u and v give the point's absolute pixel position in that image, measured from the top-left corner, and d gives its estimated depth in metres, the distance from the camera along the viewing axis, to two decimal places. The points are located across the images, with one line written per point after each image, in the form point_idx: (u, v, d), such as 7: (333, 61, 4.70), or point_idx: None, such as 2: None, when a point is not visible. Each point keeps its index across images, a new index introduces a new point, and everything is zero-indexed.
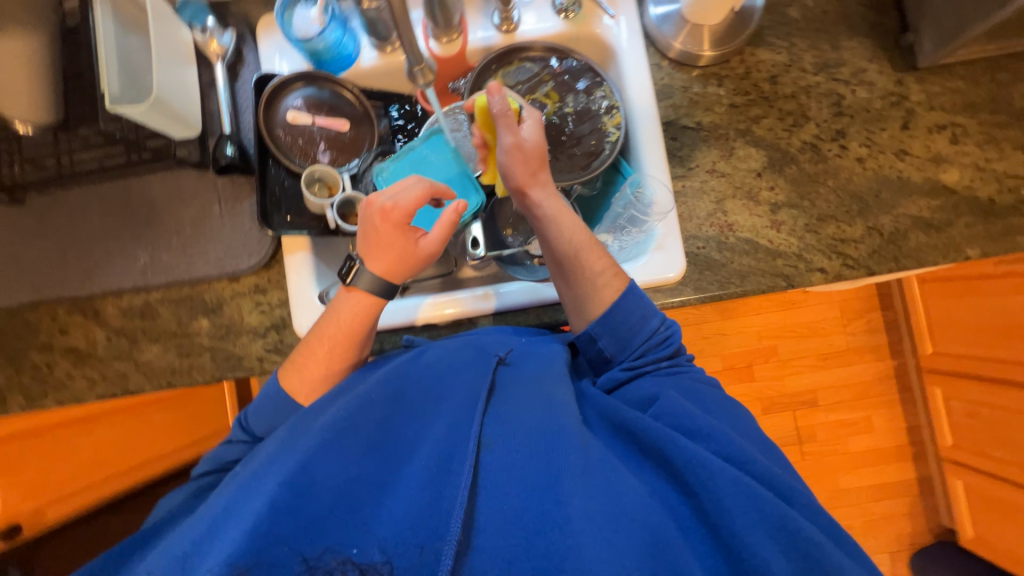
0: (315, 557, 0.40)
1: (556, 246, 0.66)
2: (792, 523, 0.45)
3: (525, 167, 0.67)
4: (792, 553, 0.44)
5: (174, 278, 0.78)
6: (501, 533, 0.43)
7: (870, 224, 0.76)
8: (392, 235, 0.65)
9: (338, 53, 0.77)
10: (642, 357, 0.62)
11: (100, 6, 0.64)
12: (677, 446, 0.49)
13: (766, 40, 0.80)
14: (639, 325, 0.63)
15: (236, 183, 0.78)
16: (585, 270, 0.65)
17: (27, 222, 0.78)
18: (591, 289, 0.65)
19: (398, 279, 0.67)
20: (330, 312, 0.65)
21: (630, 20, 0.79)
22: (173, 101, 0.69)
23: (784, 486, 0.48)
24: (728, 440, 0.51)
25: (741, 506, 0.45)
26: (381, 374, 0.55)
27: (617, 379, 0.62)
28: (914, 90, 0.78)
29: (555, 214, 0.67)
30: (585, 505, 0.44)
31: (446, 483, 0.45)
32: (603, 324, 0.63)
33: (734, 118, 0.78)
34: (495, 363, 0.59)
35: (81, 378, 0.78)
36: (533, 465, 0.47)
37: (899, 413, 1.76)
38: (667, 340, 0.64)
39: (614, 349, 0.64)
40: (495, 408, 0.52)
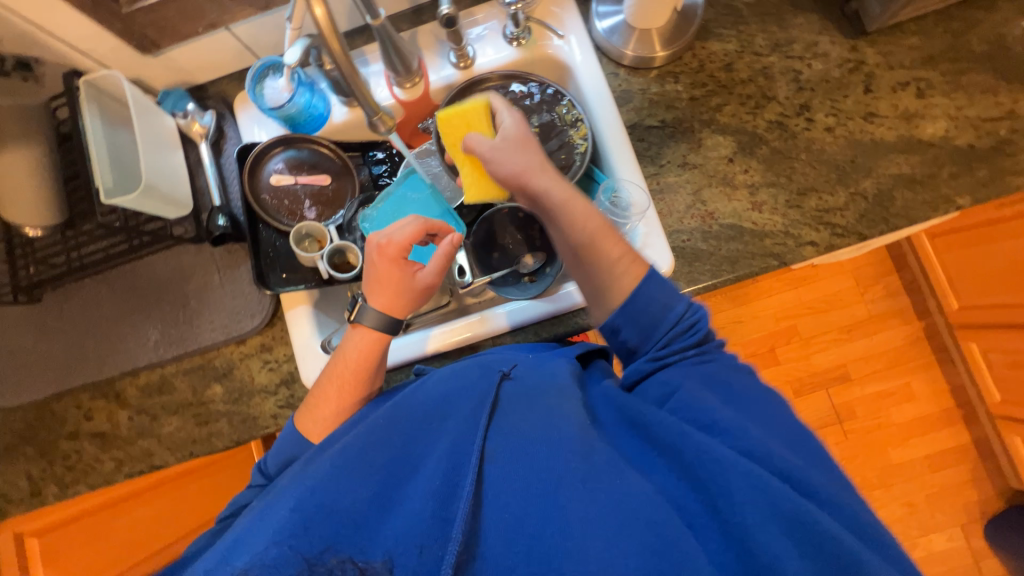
0: (315, 557, 0.42)
1: (571, 234, 0.63)
2: (806, 516, 0.42)
3: (518, 160, 0.67)
4: (810, 549, 0.42)
5: (185, 350, 0.81)
6: (501, 540, 0.45)
7: (852, 190, 0.76)
8: (390, 270, 0.66)
9: (310, 114, 0.80)
10: (667, 347, 0.56)
11: (88, 110, 0.69)
12: (689, 438, 0.48)
13: (715, 32, 0.82)
14: (662, 313, 0.57)
15: (232, 251, 0.82)
16: (598, 256, 0.61)
17: (47, 318, 0.82)
18: (608, 275, 0.60)
19: (399, 313, 0.67)
20: (339, 354, 0.67)
21: (580, 36, 0.82)
22: (161, 185, 0.73)
23: (807, 479, 0.45)
24: (746, 432, 0.47)
25: (751, 498, 0.43)
26: (390, 406, 0.56)
27: (642, 371, 0.57)
28: (870, 54, 0.79)
29: (564, 201, 0.64)
30: (585, 510, 0.45)
31: (451, 503, 0.46)
32: (623, 314, 0.58)
33: (696, 110, 0.80)
34: (499, 378, 0.58)
35: (109, 460, 0.81)
36: (533, 473, 0.48)
37: (939, 374, 1.69)
38: (694, 326, 0.57)
39: (637, 340, 0.58)
40: (498, 422, 0.52)
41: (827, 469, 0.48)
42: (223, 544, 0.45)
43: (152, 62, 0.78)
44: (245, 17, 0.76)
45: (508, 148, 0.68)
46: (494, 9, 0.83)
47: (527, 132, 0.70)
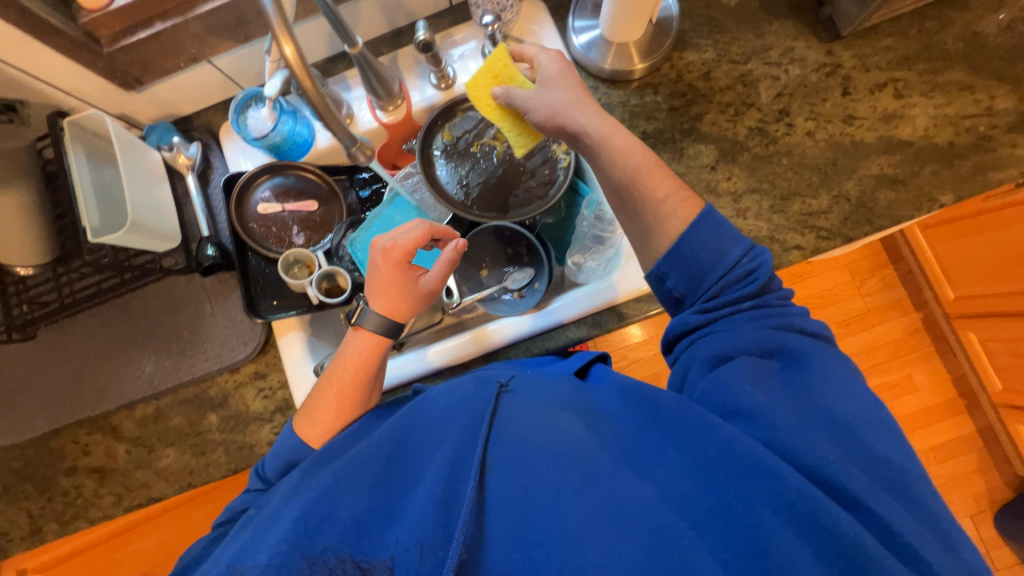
0: (315, 555, 0.41)
1: (611, 172, 0.58)
2: (827, 518, 0.38)
3: (560, 91, 0.61)
4: (827, 553, 0.38)
5: (179, 380, 0.81)
6: (502, 548, 0.43)
7: (835, 192, 0.76)
8: (394, 274, 0.65)
9: (295, 141, 0.81)
10: (717, 297, 0.52)
11: (73, 153, 0.70)
12: (710, 433, 0.44)
13: (691, 42, 0.82)
14: (713, 259, 0.52)
15: (223, 279, 0.83)
16: (640, 200, 0.57)
17: (42, 354, 0.83)
18: (653, 219, 0.56)
19: (400, 317, 0.67)
20: (337, 354, 0.66)
21: (558, 52, 0.82)
22: (149, 221, 0.74)
23: (840, 477, 0.40)
24: (773, 423, 0.43)
25: (765, 500, 0.40)
26: (403, 414, 0.56)
27: (689, 323, 0.53)
28: (845, 57, 0.79)
29: (605, 135, 0.58)
30: (588, 517, 0.42)
31: (450, 512, 0.44)
32: (670, 261, 0.54)
33: (676, 121, 0.81)
34: (497, 389, 0.54)
35: (108, 494, 0.81)
36: (535, 478, 0.45)
37: (940, 364, 1.68)
38: (749, 275, 0.52)
39: (684, 288, 0.54)
40: (500, 425, 0.49)
41: (868, 469, 0.42)
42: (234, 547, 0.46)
43: (136, 97, 0.79)
44: (226, 49, 0.77)
45: (548, 88, 0.62)
46: (473, 29, 0.84)
47: (567, 64, 0.64)
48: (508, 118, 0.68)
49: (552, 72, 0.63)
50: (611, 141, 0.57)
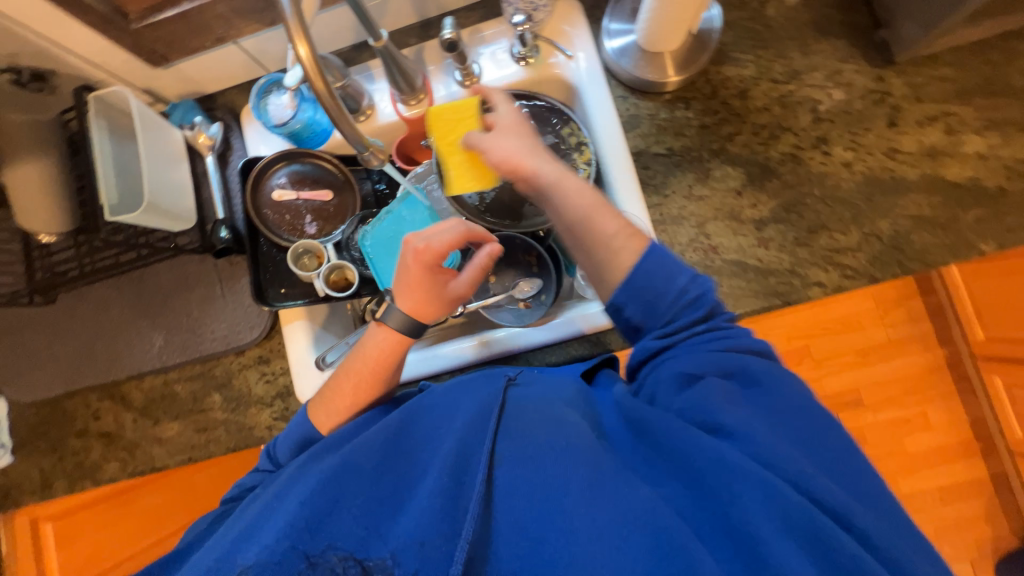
0: (317, 554, 0.42)
1: (563, 214, 0.57)
2: (826, 535, 0.38)
3: (515, 136, 0.62)
4: (830, 573, 0.37)
5: (187, 357, 0.83)
6: (507, 544, 0.43)
7: (866, 230, 0.72)
8: (424, 277, 0.60)
9: (314, 129, 0.81)
10: (674, 323, 0.51)
11: (96, 130, 0.71)
12: (698, 446, 0.43)
13: (730, 56, 0.78)
14: (666, 285, 0.50)
15: (235, 262, 0.84)
16: (591, 229, 0.54)
17: (60, 319, 0.86)
18: (604, 248, 0.53)
19: (424, 319, 0.63)
20: (358, 348, 0.64)
21: (588, 56, 0.79)
22: (165, 202, 0.75)
23: (825, 496, 0.40)
24: (758, 438, 0.42)
25: (769, 518, 0.38)
26: (413, 403, 0.56)
27: (649, 349, 0.52)
28: (896, 85, 0.74)
29: (557, 179, 0.58)
30: (594, 515, 0.42)
31: (457, 502, 0.44)
32: (626, 291, 0.51)
33: (705, 139, 0.77)
34: (505, 383, 0.56)
35: (114, 459, 0.85)
36: (535, 480, 0.45)
37: (960, 405, 1.62)
38: (699, 298, 0.51)
39: (642, 318, 0.52)
40: (508, 420, 0.50)
41: (850, 487, 0.42)
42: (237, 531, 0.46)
43: (162, 74, 0.79)
44: (251, 32, 0.76)
45: (501, 134, 0.63)
46: (503, 26, 0.81)
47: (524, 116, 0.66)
48: (460, 160, 0.70)
49: (507, 120, 0.64)
50: (560, 184, 0.56)
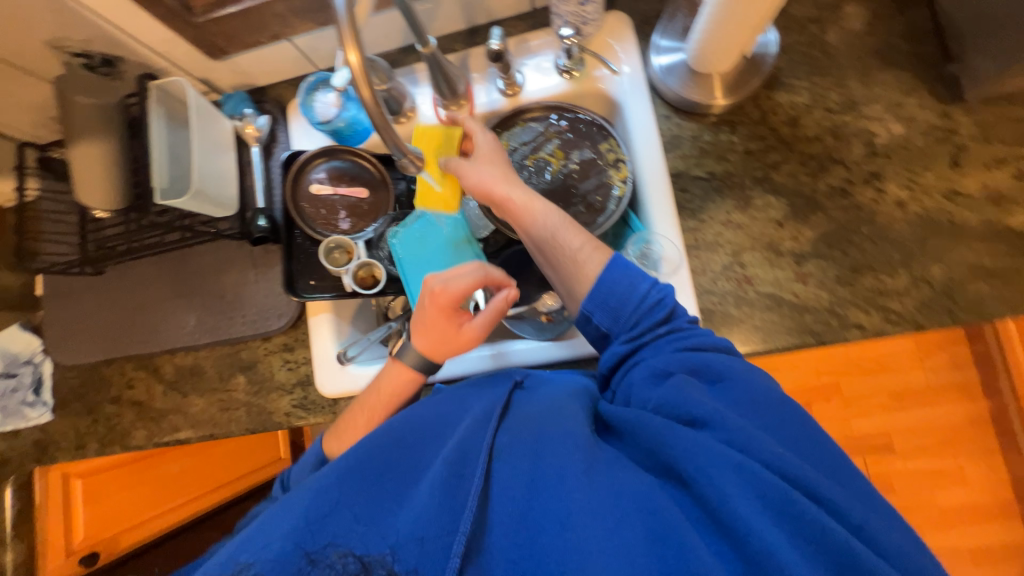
0: (317, 551, 0.45)
1: (533, 232, 0.66)
2: (794, 507, 0.41)
3: (493, 167, 0.68)
4: (805, 543, 0.41)
5: (217, 338, 0.86)
6: (506, 533, 0.46)
7: (915, 274, 0.68)
8: (439, 319, 0.64)
9: (356, 128, 0.83)
10: (638, 327, 0.57)
11: (155, 116, 0.75)
12: (677, 435, 0.47)
13: (783, 82, 0.75)
14: (627, 293, 0.57)
15: (270, 251, 0.86)
16: (562, 247, 0.64)
17: (106, 289, 0.91)
18: (573, 264, 0.63)
19: (439, 357, 0.67)
20: (374, 383, 0.68)
21: (634, 71, 0.78)
22: (212, 188, 0.78)
23: (794, 471, 0.44)
24: (728, 424, 0.47)
25: (744, 493, 0.42)
26: (417, 405, 0.61)
27: (618, 354, 0.57)
28: (963, 123, 0.70)
29: (526, 202, 0.66)
30: (586, 501, 0.45)
31: (456, 493, 0.48)
32: (593, 300, 0.59)
33: (750, 165, 0.74)
34: (512, 386, 0.62)
35: (142, 428, 0.89)
36: (532, 469, 0.49)
37: (1001, 464, 1.50)
38: (661, 301, 0.57)
39: (608, 324, 0.59)
40: (505, 423, 0.55)
41: (821, 465, 0.47)
42: (244, 534, 0.48)
43: (219, 65, 0.83)
44: (306, 30, 0.78)
45: (479, 163, 0.69)
46: (550, 37, 0.81)
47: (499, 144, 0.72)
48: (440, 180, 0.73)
49: (484, 148, 0.70)
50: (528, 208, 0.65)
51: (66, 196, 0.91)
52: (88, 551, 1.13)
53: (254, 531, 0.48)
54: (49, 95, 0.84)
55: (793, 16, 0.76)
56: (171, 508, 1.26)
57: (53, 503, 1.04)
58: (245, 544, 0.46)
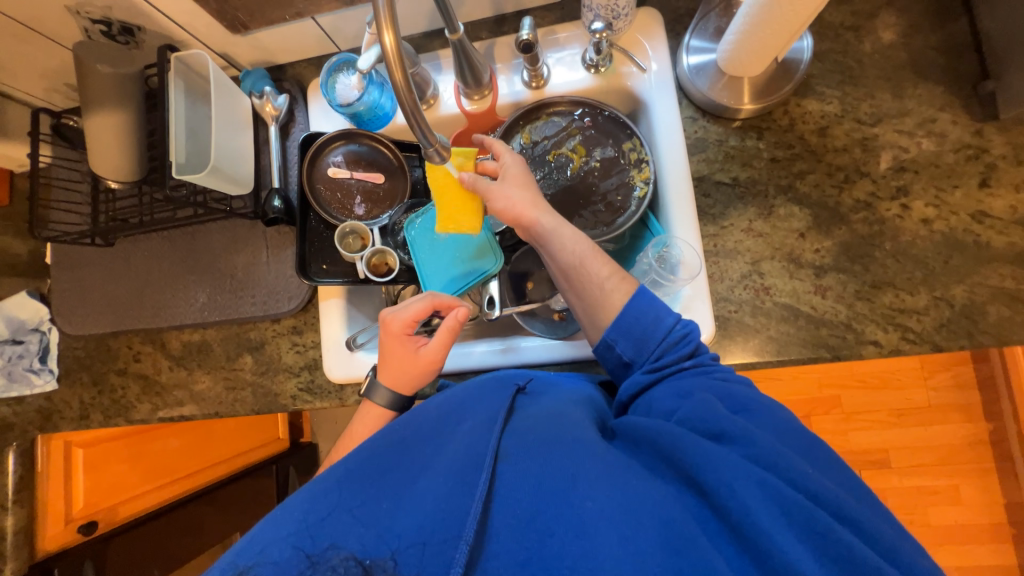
0: (318, 553, 0.45)
1: (559, 257, 0.66)
2: (819, 524, 0.41)
3: (523, 189, 0.68)
4: (829, 561, 0.40)
5: (225, 317, 0.86)
6: (512, 536, 0.46)
7: (937, 293, 0.67)
8: (393, 344, 0.71)
9: (376, 113, 0.81)
10: (661, 359, 0.59)
11: (176, 87, 0.74)
12: (698, 447, 0.47)
13: (815, 90, 0.74)
14: (654, 325, 0.60)
15: (282, 232, 0.85)
16: (588, 276, 0.65)
17: (116, 261, 0.90)
18: (599, 292, 0.64)
19: (405, 388, 0.71)
20: (347, 427, 0.70)
21: (662, 69, 0.76)
22: (230, 165, 0.77)
23: (817, 489, 0.44)
24: (753, 440, 0.47)
25: (765, 506, 0.42)
26: (415, 409, 0.62)
27: (640, 383, 0.59)
28: (996, 143, 0.68)
29: (556, 227, 0.66)
30: (598, 507, 0.45)
31: (462, 500, 0.48)
32: (617, 329, 0.61)
33: (775, 173, 0.73)
34: (513, 391, 0.63)
35: (147, 402, 0.89)
36: (546, 473, 0.49)
37: (996, 485, 1.50)
38: (686, 337, 0.60)
39: (632, 353, 0.61)
40: (511, 429, 0.55)
41: (838, 480, 0.48)
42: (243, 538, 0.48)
43: (240, 40, 0.81)
44: (330, 9, 0.77)
45: (507, 183, 0.68)
46: (579, 30, 0.79)
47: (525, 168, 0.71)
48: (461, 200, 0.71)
49: (512, 169, 0.69)
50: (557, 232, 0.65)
51: (78, 165, 0.90)
52: (87, 520, 1.11)
53: (253, 532, 0.48)
54: (67, 61, 0.83)
55: (829, 22, 0.74)
56: (168, 482, 1.31)
57: (54, 472, 1.02)
58: (245, 544, 0.46)
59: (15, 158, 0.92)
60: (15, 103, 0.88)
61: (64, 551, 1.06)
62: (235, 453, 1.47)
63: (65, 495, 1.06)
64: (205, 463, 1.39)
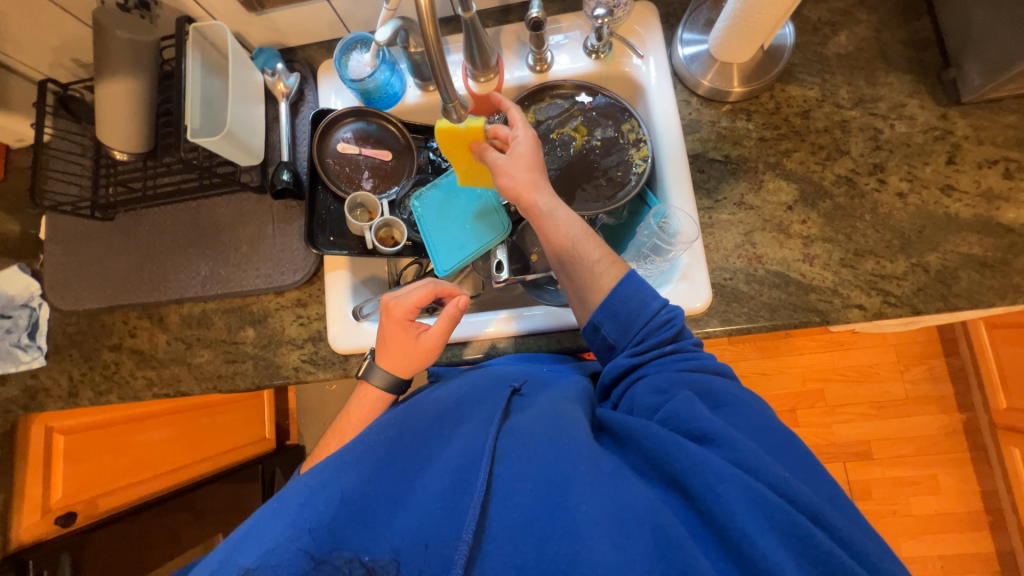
0: (323, 555, 0.44)
1: (554, 238, 0.67)
2: (802, 530, 0.43)
3: (527, 173, 0.68)
4: (806, 561, 0.43)
5: (227, 290, 0.86)
6: (510, 539, 0.46)
7: (913, 260, 0.73)
8: (394, 330, 0.70)
9: (386, 91, 0.84)
10: (643, 342, 0.61)
11: (192, 57, 0.76)
12: (684, 450, 0.48)
13: (797, 77, 0.80)
14: (638, 308, 0.62)
15: (289, 207, 0.86)
16: (580, 258, 0.66)
17: (113, 235, 0.89)
18: (589, 275, 0.65)
19: (404, 373, 0.71)
20: (346, 408, 0.71)
21: (659, 59, 0.82)
22: (243, 134, 0.80)
23: (798, 494, 0.46)
24: (736, 444, 0.49)
25: (751, 511, 0.44)
26: (405, 407, 0.61)
27: (622, 366, 0.61)
28: (960, 125, 0.75)
29: (551, 210, 0.68)
30: (594, 512, 0.46)
31: (461, 500, 0.49)
32: (604, 311, 0.63)
33: (763, 152, 0.79)
34: (509, 393, 0.63)
35: (141, 377, 0.87)
36: (544, 474, 0.50)
37: (971, 474, 1.56)
38: (669, 322, 0.61)
39: (616, 335, 0.63)
40: (507, 428, 0.56)
41: (814, 484, 0.50)
42: (240, 536, 0.46)
43: (254, 20, 0.84)
44: None
45: (514, 162, 0.68)
46: (580, 19, 0.85)
47: (539, 150, 0.71)
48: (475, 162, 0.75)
49: (525, 146, 0.69)
50: (554, 217, 0.67)
51: (79, 138, 0.90)
52: (60, 511, 1.01)
53: (251, 531, 0.46)
54: (77, 35, 0.84)
55: (808, 17, 0.81)
56: (148, 478, 1.19)
57: (34, 457, 0.97)
58: (247, 544, 0.44)
59: (15, 132, 0.91)
60: (17, 77, 0.88)
61: (40, 543, 0.98)
62: (220, 450, 1.38)
63: (45, 484, 0.99)
64: (199, 455, 1.31)
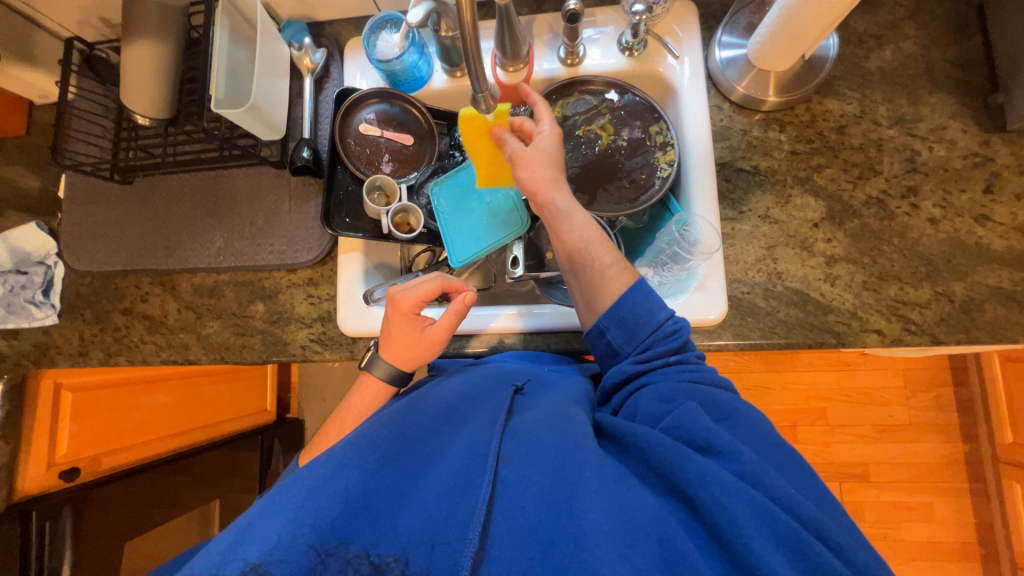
0: (330, 551, 0.43)
1: (568, 237, 0.66)
2: (807, 547, 0.43)
3: (549, 169, 0.67)
4: None
5: (239, 263, 0.86)
6: (516, 544, 0.45)
7: (939, 290, 0.71)
8: (400, 322, 0.70)
9: (413, 74, 0.83)
10: (649, 349, 0.60)
11: (220, 25, 0.74)
12: (692, 461, 0.47)
13: (837, 90, 0.78)
14: (647, 316, 0.61)
15: (307, 185, 0.86)
16: (592, 259, 0.65)
17: (130, 200, 0.89)
18: (599, 277, 0.64)
19: (405, 366, 0.71)
20: (347, 398, 0.71)
21: (695, 61, 0.79)
22: (265, 107, 0.79)
23: (803, 511, 0.45)
24: (741, 457, 0.48)
25: (758, 527, 0.43)
26: (407, 406, 0.60)
27: (626, 372, 0.60)
28: (1002, 153, 0.73)
29: (568, 209, 0.67)
30: (600, 520, 0.45)
31: (464, 500, 0.48)
32: (611, 316, 0.62)
33: (794, 165, 0.77)
34: (512, 393, 0.63)
35: (151, 343, 0.88)
36: (549, 480, 0.49)
37: (968, 505, 1.55)
38: (676, 331, 0.61)
39: (622, 341, 0.62)
40: (511, 430, 0.56)
41: (821, 505, 0.50)
42: (237, 533, 0.45)
43: None
44: None
45: (536, 156, 0.67)
46: (616, 14, 0.82)
47: (562, 149, 0.69)
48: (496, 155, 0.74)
49: (548, 143, 0.68)
50: (572, 217, 0.66)
51: (101, 99, 0.89)
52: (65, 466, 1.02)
53: (250, 524, 0.45)
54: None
55: (854, 28, 0.78)
56: (153, 440, 1.20)
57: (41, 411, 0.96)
58: (247, 540, 0.43)
59: (38, 88, 0.91)
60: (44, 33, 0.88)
61: (45, 494, 0.99)
62: (221, 418, 1.40)
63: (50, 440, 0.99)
64: (200, 421, 1.33)
